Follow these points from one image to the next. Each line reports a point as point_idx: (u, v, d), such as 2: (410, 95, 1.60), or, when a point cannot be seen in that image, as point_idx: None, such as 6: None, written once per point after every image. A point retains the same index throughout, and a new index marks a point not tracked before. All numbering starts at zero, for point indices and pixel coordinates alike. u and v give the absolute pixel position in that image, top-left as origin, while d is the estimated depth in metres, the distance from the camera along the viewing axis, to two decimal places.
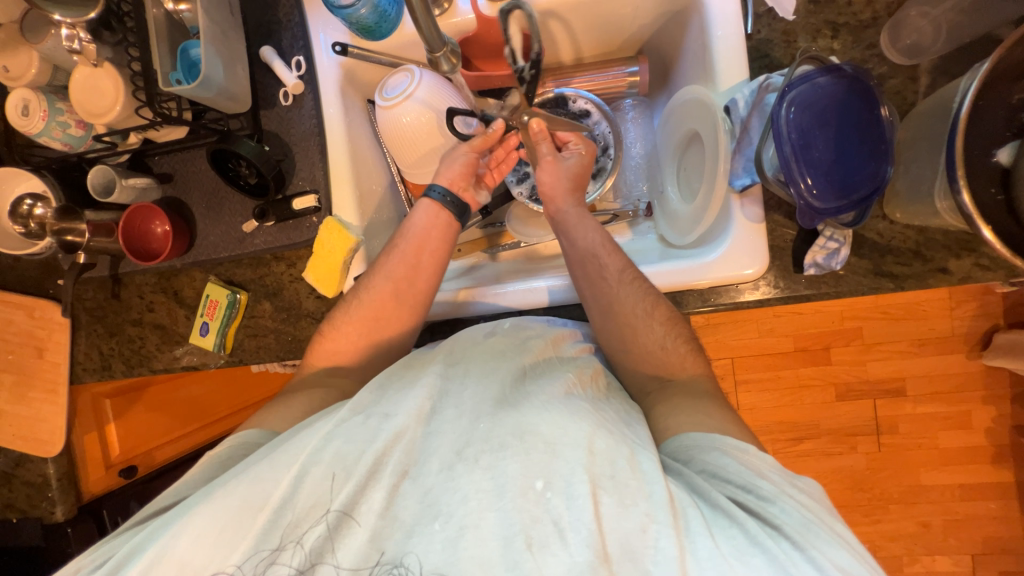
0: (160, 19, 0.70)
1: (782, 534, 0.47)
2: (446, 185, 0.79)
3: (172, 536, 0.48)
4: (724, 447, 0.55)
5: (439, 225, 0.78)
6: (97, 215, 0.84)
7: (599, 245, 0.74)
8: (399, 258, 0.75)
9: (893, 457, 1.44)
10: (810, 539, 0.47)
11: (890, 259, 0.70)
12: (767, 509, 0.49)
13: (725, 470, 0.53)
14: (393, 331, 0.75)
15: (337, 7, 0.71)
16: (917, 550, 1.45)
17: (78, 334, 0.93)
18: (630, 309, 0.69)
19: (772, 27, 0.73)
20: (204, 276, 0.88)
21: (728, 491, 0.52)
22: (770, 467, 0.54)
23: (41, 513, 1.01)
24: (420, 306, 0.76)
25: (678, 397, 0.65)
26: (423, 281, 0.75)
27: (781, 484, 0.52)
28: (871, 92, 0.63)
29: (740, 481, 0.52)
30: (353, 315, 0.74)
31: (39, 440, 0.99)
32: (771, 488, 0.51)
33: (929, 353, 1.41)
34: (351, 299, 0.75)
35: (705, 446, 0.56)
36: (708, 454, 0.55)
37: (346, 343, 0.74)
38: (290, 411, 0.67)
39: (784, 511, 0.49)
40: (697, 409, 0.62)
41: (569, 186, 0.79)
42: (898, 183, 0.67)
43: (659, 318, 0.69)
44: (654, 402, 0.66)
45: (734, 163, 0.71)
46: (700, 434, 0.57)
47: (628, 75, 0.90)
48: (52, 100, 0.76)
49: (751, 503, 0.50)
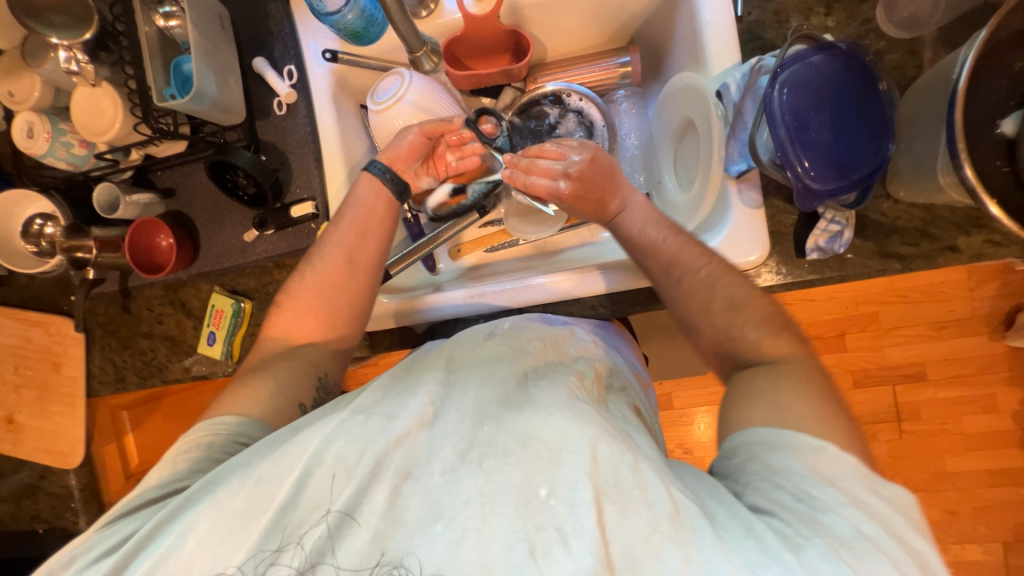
0: (152, 37, 0.71)
1: (808, 543, 0.45)
2: (387, 163, 0.79)
3: (180, 535, 0.49)
4: (794, 448, 0.51)
5: (380, 199, 0.78)
6: (104, 232, 0.86)
7: (635, 247, 0.72)
8: (348, 226, 0.75)
9: (915, 445, 1.40)
10: (855, 557, 0.44)
11: (896, 239, 0.68)
12: (813, 522, 0.46)
13: (782, 476, 0.50)
14: (352, 298, 0.74)
15: (324, 14, 0.72)
16: (945, 539, 1.41)
17: (92, 348, 0.96)
18: (690, 300, 0.67)
19: (762, 8, 0.71)
20: (209, 286, 0.90)
21: (780, 500, 0.49)
22: (848, 470, 0.49)
23: (65, 523, 1.04)
24: (367, 269, 0.75)
25: (757, 380, 0.59)
26: (373, 245, 0.76)
27: (853, 492, 0.48)
28: (867, 69, 0.62)
29: (793, 489, 0.49)
30: (309, 283, 0.74)
31: (60, 452, 1.02)
32: (832, 498, 0.47)
33: (949, 336, 1.37)
34: (304, 268, 0.75)
35: (771, 444, 0.52)
36: (771, 452, 0.52)
37: (305, 308, 0.73)
38: (260, 395, 0.66)
39: (835, 522, 0.46)
40: (768, 400, 0.56)
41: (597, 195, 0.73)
42: (901, 160, 0.65)
43: (717, 306, 0.65)
44: (739, 384, 0.61)
45: (729, 149, 0.70)
46: (770, 430, 0.53)
47: (620, 66, 0.89)
48: (54, 121, 0.78)
49: (791, 516, 0.47)
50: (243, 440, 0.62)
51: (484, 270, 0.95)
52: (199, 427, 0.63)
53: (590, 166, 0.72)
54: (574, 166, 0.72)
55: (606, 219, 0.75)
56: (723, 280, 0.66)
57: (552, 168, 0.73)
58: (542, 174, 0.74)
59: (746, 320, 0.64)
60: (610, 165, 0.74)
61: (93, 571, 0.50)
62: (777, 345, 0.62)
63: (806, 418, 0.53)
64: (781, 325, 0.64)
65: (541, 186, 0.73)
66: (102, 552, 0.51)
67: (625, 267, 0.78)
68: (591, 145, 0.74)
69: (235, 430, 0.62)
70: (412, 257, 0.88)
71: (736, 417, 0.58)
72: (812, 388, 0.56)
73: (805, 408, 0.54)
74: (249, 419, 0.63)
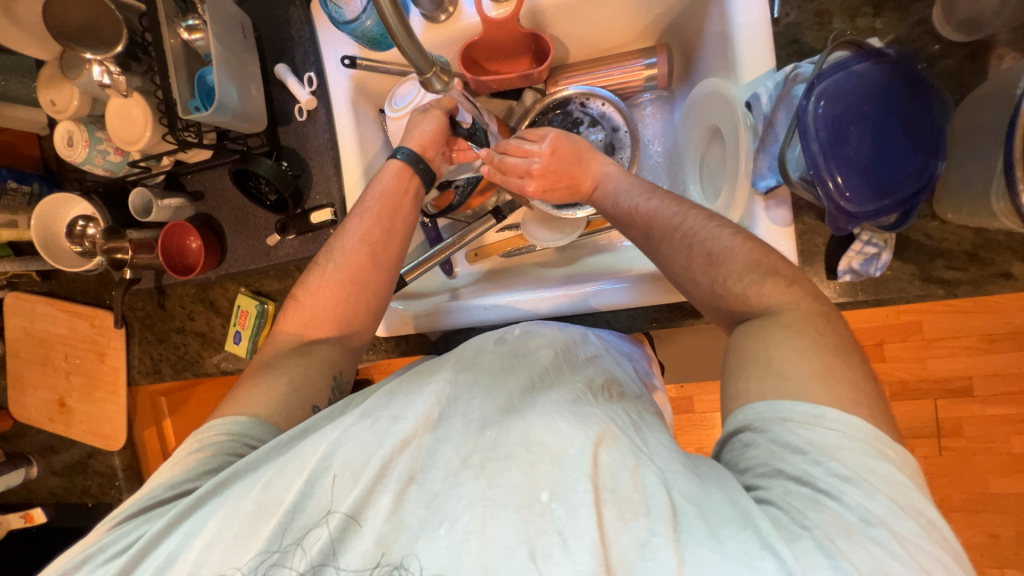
0: (177, 49, 0.73)
1: (807, 534, 0.41)
2: (416, 149, 0.78)
3: (188, 537, 0.52)
4: (789, 423, 0.47)
5: (401, 184, 0.77)
6: (140, 234, 0.91)
7: (615, 219, 0.72)
8: (372, 219, 0.75)
9: (957, 462, 1.32)
10: (859, 539, 0.40)
11: (940, 263, 0.62)
12: (814, 506, 0.43)
13: (782, 458, 0.46)
14: (370, 295, 0.75)
15: (343, 22, 0.73)
16: (984, 562, 1.34)
17: (132, 340, 1.03)
18: (672, 262, 0.64)
19: (802, 9, 0.66)
20: (236, 287, 0.94)
21: (783, 488, 0.45)
22: (849, 435, 0.45)
23: (111, 499, 1.13)
24: (388, 267, 0.76)
25: (745, 343, 0.54)
26: (396, 244, 0.77)
27: (858, 462, 0.44)
28: (915, 78, 0.57)
29: (794, 472, 0.45)
30: (330, 277, 0.74)
31: (105, 435, 1.11)
32: (844, 470, 0.43)
33: (1001, 350, 1.27)
34: (325, 262, 0.75)
35: (767, 420, 0.48)
36: (765, 432, 0.48)
37: (323, 305, 0.73)
38: (274, 388, 0.66)
39: (847, 507, 0.42)
40: (764, 363, 0.51)
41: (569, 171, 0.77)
42: (950, 180, 0.60)
43: (697, 262, 0.61)
44: (728, 355, 0.56)
45: (757, 162, 0.65)
46: (762, 404, 0.49)
47: (645, 67, 0.85)
48: (92, 129, 0.82)
49: (791, 503, 0.44)
50: (251, 442, 0.62)
51: (501, 274, 0.94)
52: (208, 428, 0.63)
53: (545, 161, 0.76)
54: (535, 166, 0.77)
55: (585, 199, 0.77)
56: (702, 235, 0.62)
57: (520, 166, 0.77)
58: (512, 172, 0.78)
59: (728, 273, 0.58)
60: (572, 146, 0.77)
61: (105, 570, 0.52)
62: (764, 291, 0.56)
63: (802, 381, 0.48)
64: (768, 268, 0.57)
65: (513, 186, 0.79)
66: (115, 552, 0.54)
67: (653, 281, 0.75)
68: (549, 136, 0.77)
69: (247, 433, 0.62)
70: (428, 264, 0.87)
71: (729, 392, 0.53)
72: (803, 340, 0.51)
73: (806, 374, 0.48)
74: (258, 419, 0.63)
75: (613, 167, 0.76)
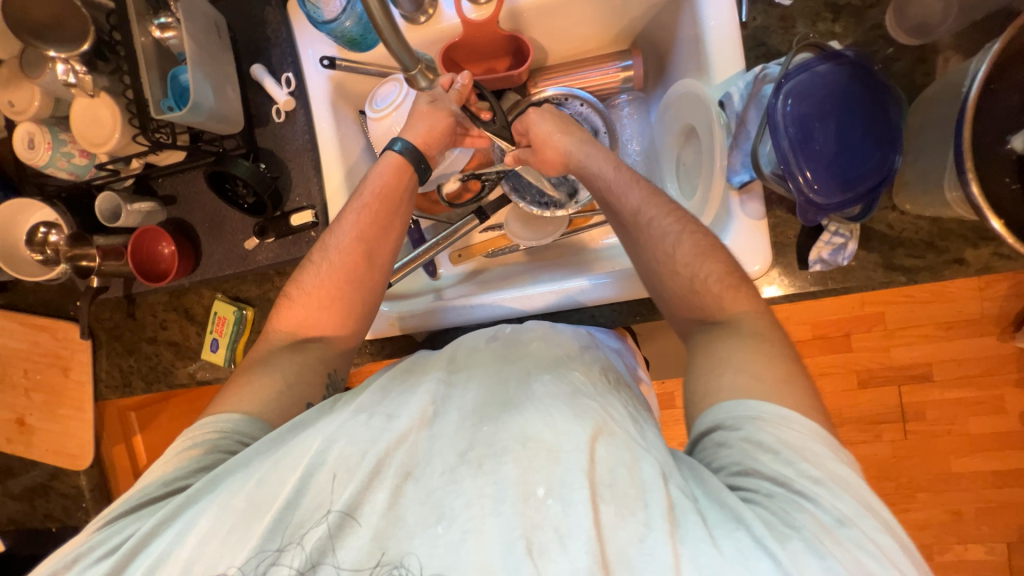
0: (148, 47, 0.70)
1: (795, 533, 0.44)
2: (414, 142, 0.77)
3: (180, 533, 0.50)
4: (760, 422, 0.52)
5: (399, 181, 0.76)
6: (107, 240, 0.87)
7: (606, 188, 0.73)
8: (365, 212, 0.74)
9: (919, 445, 1.40)
10: (837, 539, 0.44)
11: (901, 252, 0.66)
12: (793, 508, 0.46)
13: (756, 457, 0.50)
14: (366, 296, 0.74)
15: (322, 22, 0.73)
16: (948, 538, 1.41)
17: (99, 352, 0.98)
18: (653, 249, 0.68)
19: (768, 13, 0.70)
20: (212, 293, 0.91)
21: (759, 486, 0.49)
22: (810, 438, 0.50)
23: (77, 522, 1.07)
24: (383, 259, 0.76)
25: (720, 345, 0.60)
26: (391, 243, 0.77)
27: (821, 462, 0.49)
28: (874, 79, 0.61)
29: (769, 471, 0.49)
30: (324, 276, 0.72)
31: (71, 454, 1.05)
32: (812, 470, 0.48)
33: (956, 336, 1.34)
34: (320, 259, 0.73)
35: (739, 419, 0.53)
36: (737, 431, 0.52)
37: (317, 304, 0.72)
38: (268, 387, 0.65)
39: (820, 507, 0.46)
40: (724, 364, 0.58)
41: (558, 153, 0.77)
42: (907, 173, 0.64)
43: (682, 257, 0.66)
44: (694, 354, 0.63)
45: (731, 158, 0.68)
46: (731, 403, 0.54)
47: (622, 69, 0.87)
48: (55, 131, 0.79)
49: (774, 504, 0.47)
50: (245, 438, 0.61)
51: (485, 273, 0.94)
52: (203, 423, 0.62)
53: (541, 126, 0.78)
54: (530, 132, 0.79)
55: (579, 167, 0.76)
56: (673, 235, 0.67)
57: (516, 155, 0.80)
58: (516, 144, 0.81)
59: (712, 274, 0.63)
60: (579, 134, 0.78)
61: (91, 572, 0.50)
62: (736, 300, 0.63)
63: (772, 382, 0.55)
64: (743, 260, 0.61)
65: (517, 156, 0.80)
66: (103, 552, 0.51)
67: (625, 279, 0.77)
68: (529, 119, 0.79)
69: (239, 429, 0.61)
70: (413, 264, 0.87)
71: (700, 392, 0.58)
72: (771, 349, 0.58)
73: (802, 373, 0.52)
74: (252, 416, 0.62)
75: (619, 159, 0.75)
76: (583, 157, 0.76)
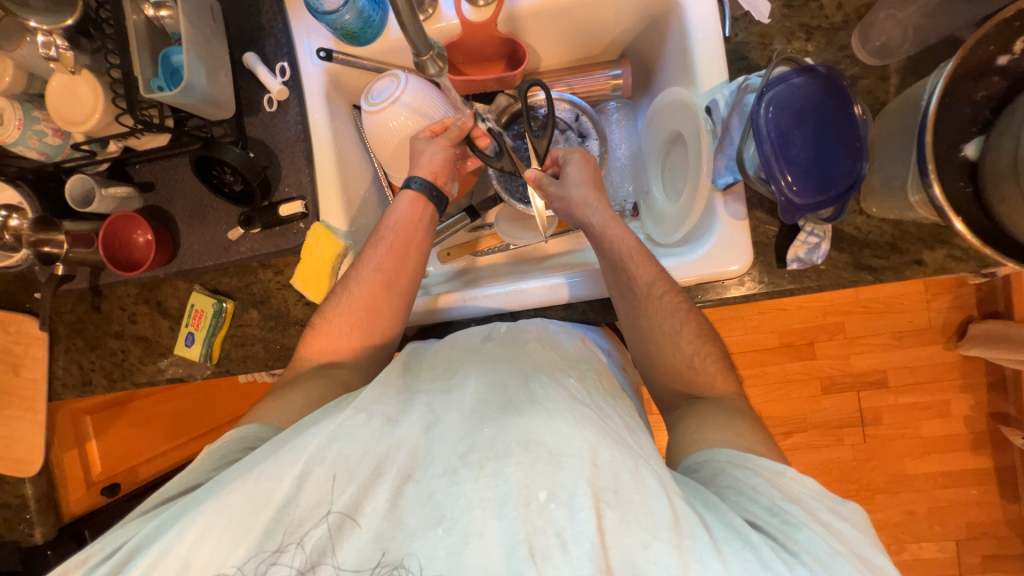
0: (140, 25, 0.70)
1: (799, 560, 0.46)
2: (428, 178, 0.79)
3: (179, 530, 0.48)
4: (754, 468, 0.56)
5: (417, 215, 0.79)
6: (76, 225, 0.83)
7: (628, 254, 0.71)
8: (387, 250, 0.75)
9: (877, 449, 1.48)
10: (834, 570, 0.46)
11: (868, 252, 0.72)
12: (790, 537, 0.48)
13: (754, 493, 0.53)
14: (387, 330, 0.76)
15: (322, 13, 0.71)
16: (903, 538, 1.49)
17: (56, 348, 0.91)
18: (658, 324, 0.69)
19: (748, 30, 0.76)
20: (189, 286, 0.86)
21: (758, 514, 0.51)
22: (805, 492, 0.54)
23: (18, 536, 0.97)
24: (399, 306, 0.76)
25: (707, 412, 0.65)
26: (410, 273, 0.76)
27: (815, 511, 0.52)
28: (844, 92, 0.65)
29: (765, 505, 0.52)
30: (345, 307, 0.74)
31: (15, 459, 0.96)
32: (800, 513, 0.51)
33: (909, 344, 1.44)
34: (341, 291, 0.75)
35: (732, 462, 0.57)
36: (732, 468, 0.56)
37: (342, 344, 0.74)
38: (285, 413, 0.66)
39: (810, 539, 0.48)
40: (724, 426, 0.62)
41: (594, 193, 0.75)
42: (874, 179, 0.70)
43: (653, 301, 0.69)
44: (680, 416, 0.68)
45: (717, 162, 0.73)
46: (725, 451, 0.58)
47: (611, 78, 0.92)
48: (27, 108, 0.75)
49: (776, 530, 0.49)
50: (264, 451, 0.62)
51: (474, 273, 0.92)
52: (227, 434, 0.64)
53: (575, 174, 0.77)
54: (563, 172, 0.78)
55: (586, 228, 0.75)
56: (663, 313, 0.69)
57: (537, 176, 0.78)
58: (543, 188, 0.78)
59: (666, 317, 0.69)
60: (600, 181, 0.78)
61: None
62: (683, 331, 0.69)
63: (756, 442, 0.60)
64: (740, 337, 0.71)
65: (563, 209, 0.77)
66: (104, 557, 0.50)
67: (595, 279, 0.77)
68: (575, 159, 0.78)
69: (256, 437, 0.63)
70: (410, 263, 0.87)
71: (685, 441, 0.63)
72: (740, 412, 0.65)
73: None
74: (279, 430, 0.64)
75: (620, 222, 0.74)
76: (602, 211, 0.74)
